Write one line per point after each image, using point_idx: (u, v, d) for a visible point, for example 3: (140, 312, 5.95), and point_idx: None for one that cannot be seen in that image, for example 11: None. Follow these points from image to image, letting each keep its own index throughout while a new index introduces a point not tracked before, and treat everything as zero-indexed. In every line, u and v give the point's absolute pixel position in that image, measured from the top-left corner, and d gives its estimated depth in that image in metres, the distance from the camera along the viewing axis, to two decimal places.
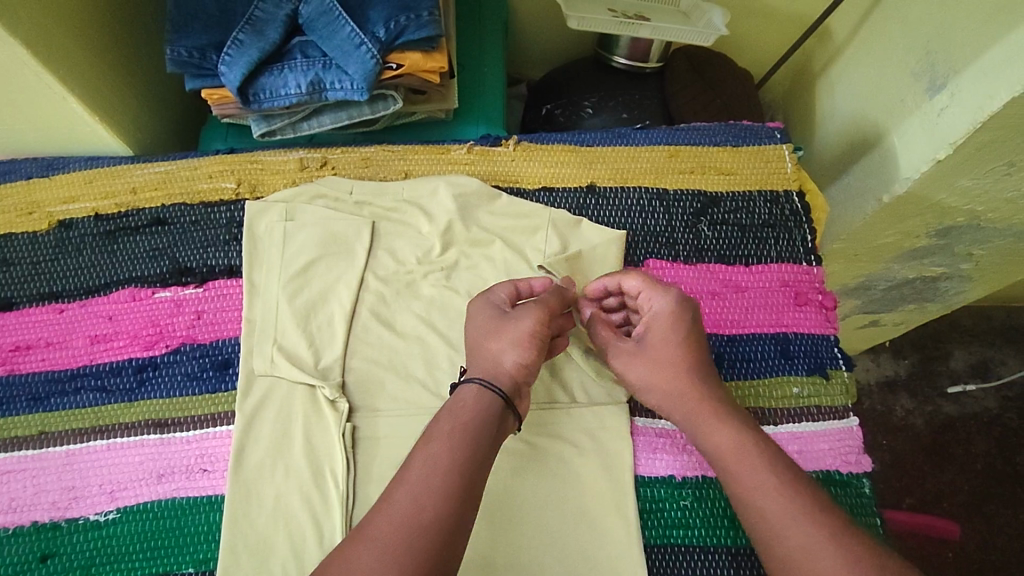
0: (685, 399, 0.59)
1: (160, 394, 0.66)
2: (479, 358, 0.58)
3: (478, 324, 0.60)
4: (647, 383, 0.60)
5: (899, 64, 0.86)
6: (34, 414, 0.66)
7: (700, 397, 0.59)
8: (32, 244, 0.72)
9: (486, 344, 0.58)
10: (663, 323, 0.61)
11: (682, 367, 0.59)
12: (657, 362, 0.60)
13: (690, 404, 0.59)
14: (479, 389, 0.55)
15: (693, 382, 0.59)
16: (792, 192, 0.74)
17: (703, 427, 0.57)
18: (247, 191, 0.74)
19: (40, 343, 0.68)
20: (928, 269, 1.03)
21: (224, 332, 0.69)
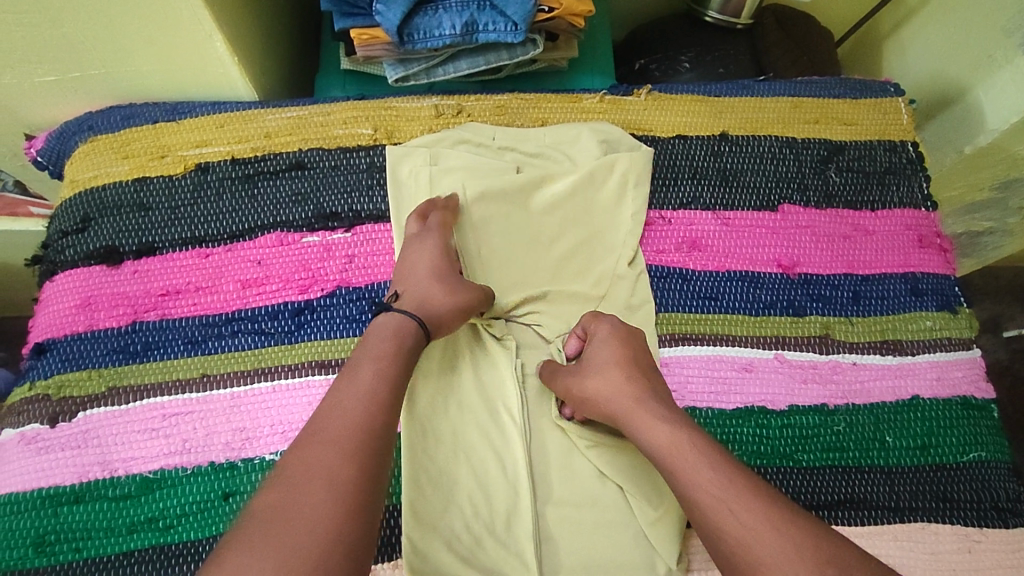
0: (619, 397, 0.58)
1: (320, 336, 0.66)
2: (419, 288, 0.62)
3: (413, 255, 0.65)
4: (591, 395, 0.59)
5: (980, 23, 0.89)
6: (193, 357, 0.65)
7: (637, 392, 0.58)
8: (170, 187, 0.71)
9: (427, 282, 0.63)
10: (603, 341, 0.62)
11: (624, 370, 0.59)
12: (596, 368, 0.60)
13: (627, 399, 0.58)
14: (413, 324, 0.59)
15: (630, 381, 0.59)
16: (908, 142, 0.78)
17: (640, 424, 0.56)
18: (384, 137, 0.74)
19: (188, 288, 0.67)
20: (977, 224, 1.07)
21: (378, 276, 0.69)
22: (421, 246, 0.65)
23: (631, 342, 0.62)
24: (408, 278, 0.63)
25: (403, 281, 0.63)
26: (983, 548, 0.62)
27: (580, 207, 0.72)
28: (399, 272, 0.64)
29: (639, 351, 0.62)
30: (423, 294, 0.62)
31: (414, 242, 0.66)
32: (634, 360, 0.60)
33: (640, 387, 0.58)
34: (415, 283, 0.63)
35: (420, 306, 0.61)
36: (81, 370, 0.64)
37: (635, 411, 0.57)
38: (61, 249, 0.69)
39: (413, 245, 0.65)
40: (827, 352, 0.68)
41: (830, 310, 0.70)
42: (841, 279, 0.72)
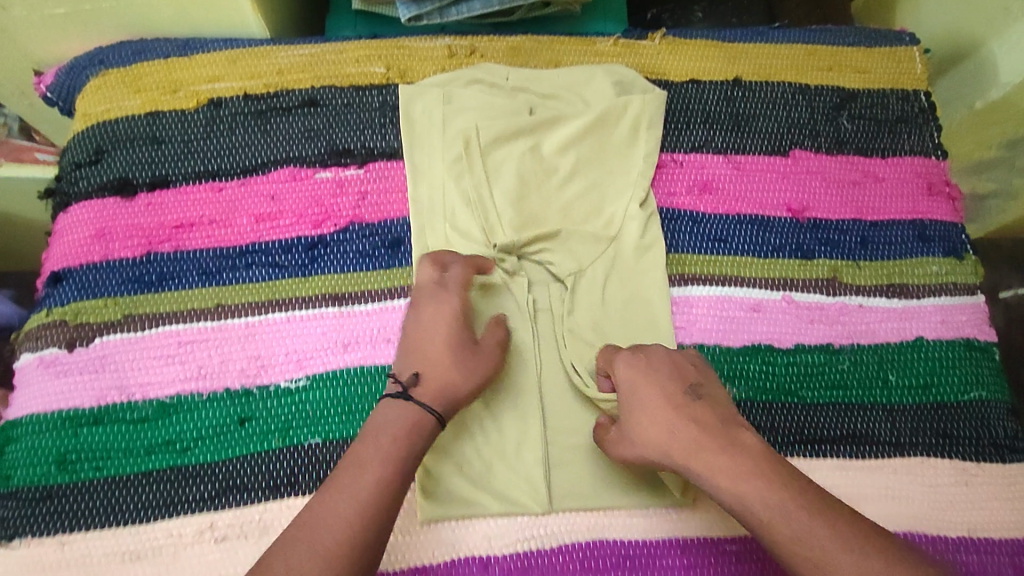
0: (667, 446, 0.54)
1: (334, 269, 0.67)
2: (432, 369, 0.57)
3: (424, 327, 0.59)
4: (645, 445, 0.55)
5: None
6: (207, 288, 0.65)
7: (688, 430, 0.53)
8: (182, 121, 0.71)
9: (437, 368, 0.57)
10: (626, 387, 0.58)
11: (660, 411, 0.55)
12: (641, 416, 0.56)
13: (681, 441, 0.53)
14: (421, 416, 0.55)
15: (677, 419, 0.54)
16: (920, 91, 0.78)
17: (698, 469, 0.52)
18: (397, 76, 0.74)
19: (203, 221, 0.68)
20: (983, 185, 1.00)
21: (390, 212, 0.69)
22: (433, 315, 0.59)
23: (664, 367, 0.57)
24: (416, 355, 0.58)
25: (411, 358, 0.58)
26: (980, 481, 0.64)
27: (594, 148, 0.71)
28: (405, 345, 0.59)
29: (677, 374, 0.56)
30: (438, 379, 0.56)
31: (426, 311, 0.59)
32: (662, 392, 0.55)
33: (691, 421, 0.54)
34: (425, 362, 0.57)
35: (437, 395, 0.56)
36: (96, 298, 0.64)
37: (698, 453, 0.52)
38: (74, 180, 0.69)
39: (425, 314, 0.59)
40: (834, 294, 0.69)
41: (838, 254, 0.71)
42: (849, 224, 0.72)
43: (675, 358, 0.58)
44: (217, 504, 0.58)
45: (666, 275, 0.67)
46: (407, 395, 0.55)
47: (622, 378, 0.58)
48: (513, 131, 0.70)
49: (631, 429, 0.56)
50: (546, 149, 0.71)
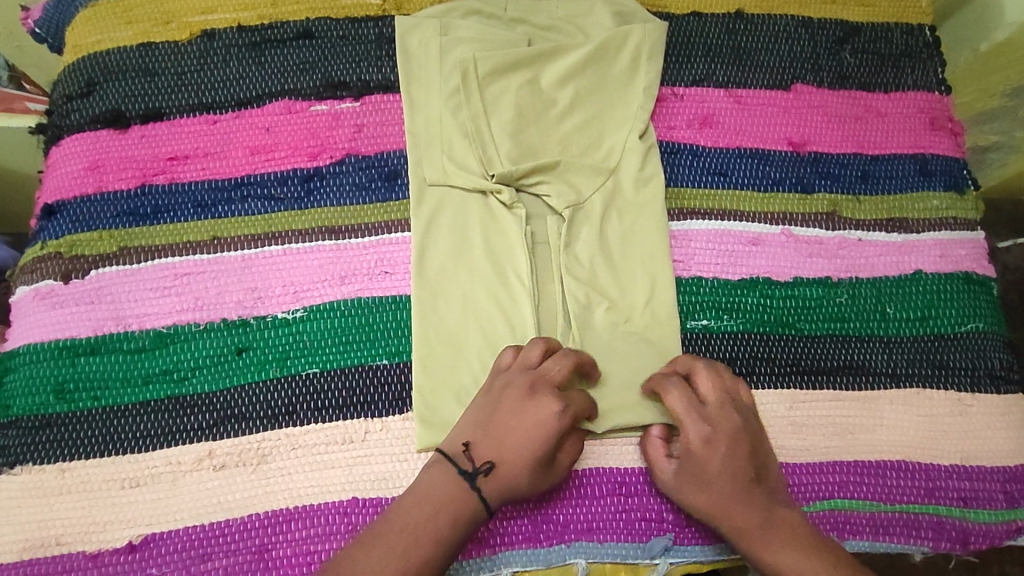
0: (728, 523, 0.55)
1: (331, 202, 0.66)
2: (512, 470, 0.54)
3: (515, 416, 0.55)
4: (690, 504, 0.56)
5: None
6: (203, 220, 0.65)
7: (745, 512, 0.55)
8: (175, 53, 0.69)
9: (516, 472, 0.54)
10: (694, 460, 0.56)
11: (732, 494, 0.55)
12: (702, 491, 0.55)
13: (735, 523, 0.55)
14: (477, 510, 0.53)
15: (737, 501, 0.55)
16: (925, 26, 0.77)
17: (753, 547, 0.55)
18: (393, 8, 0.72)
19: (197, 153, 0.67)
20: (983, 138, 1.02)
21: (387, 145, 0.68)
22: (532, 413, 0.55)
23: (737, 450, 0.55)
24: (499, 443, 0.54)
25: (494, 441, 0.55)
26: (975, 411, 0.64)
27: (594, 81, 0.70)
28: (490, 425, 0.55)
29: (746, 456, 0.55)
30: (513, 482, 0.54)
31: (522, 404, 0.55)
32: (735, 479, 0.55)
33: (749, 506, 0.55)
34: (507, 455, 0.54)
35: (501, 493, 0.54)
36: (92, 231, 0.64)
37: (749, 534, 0.55)
38: (66, 113, 0.68)
39: (525, 406, 0.55)
40: (834, 228, 0.69)
41: (839, 188, 0.70)
42: (850, 158, 0.72)
43: (750, 438, 0.56)
44: (217, 433, 0.59)
45: (665, 209, 0.67)
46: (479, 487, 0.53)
47: (695, 451, 0.56)
48: (512, 62, 0.69)
49: (689, 499, 0.56)
50: (546, 82, 0.70)
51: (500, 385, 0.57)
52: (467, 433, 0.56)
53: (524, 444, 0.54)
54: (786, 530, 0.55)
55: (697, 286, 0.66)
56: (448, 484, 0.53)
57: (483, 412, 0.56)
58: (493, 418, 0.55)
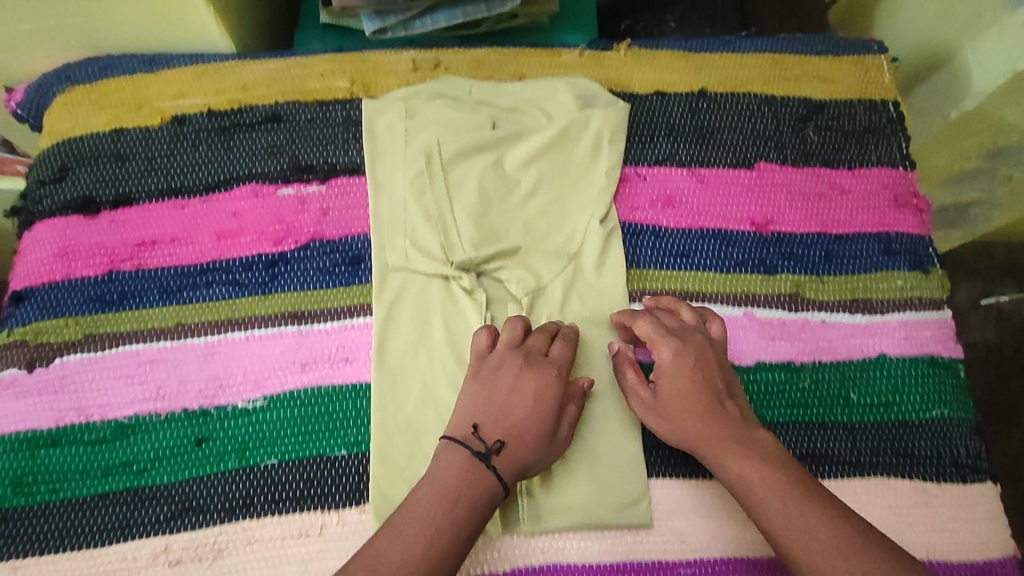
0: (706, 433, 0.58)
1: (294, 287, 0.67)
2: (520, 445, 0.56)
3: (514, 388, 0.59)
4: (671, 427, 0.59)
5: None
6: (168, 307, 0.66)
7: (719, 426, 0.58)
8: (146, 138, 0.70)
9: (523, 447, 0.57)
10: (670, 373, 0.60)
11: (704, 404, 0.58)
12: (681, 408, 0.59)
13: (713, 438, 0.57)
14: (495, 486, 0.54)
15: (706, 414, 0.58)
16: (889, 101, 0.77)
17: (726, 460, 0.57)
18: (361, 91, 0.74)
19: (164, 239, 0.68)
20: (965, 194, 1.01)
21: (352, 229, 0.69)
22: (530, 387, 0.59)
23: (705, 369, 0.60)
24: (501, 417, 0.57)
25: (496, 417, 0.57)
26: (940, 502, 0.63)
27: (557, 164, 0.71)
28: (490, 404, 0.58)
29: (714, 372, 0.60)
30: (522, 455, 0.56)
31: (519, 375, 0.59)
32: (704, 385, 0.59)
33: (726, 418, 0.58)
34: (511, 427, 0.57)
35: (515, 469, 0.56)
36: (58, 317, 0.65)
37: (717, 445, 0.57)
38: (37, 198, 0.69)
39: (522, 377, 0.59)
40: (797, 310, 0.69)
41: (802, 268, 0.71)
42: (814, 238, 0.72)
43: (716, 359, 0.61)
44: (174, 526, 0.59)
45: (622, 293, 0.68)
46: (494, 462, 0.55)
47: (666, 364, 0.60)
48: (476, 144, 0.70)
49: (666, 408, 0.60)
50: (510, 165, 0.71)
51: (491, 364, 0.60)
52: (471, 415, 0.58)
53: (525, 414, 0.58)
54: (768, 453, 0.57)
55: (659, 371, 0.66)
56: (461, 464, 0.54)
57: (480, 394, 0.58)
58: (493, 397, 0.58)
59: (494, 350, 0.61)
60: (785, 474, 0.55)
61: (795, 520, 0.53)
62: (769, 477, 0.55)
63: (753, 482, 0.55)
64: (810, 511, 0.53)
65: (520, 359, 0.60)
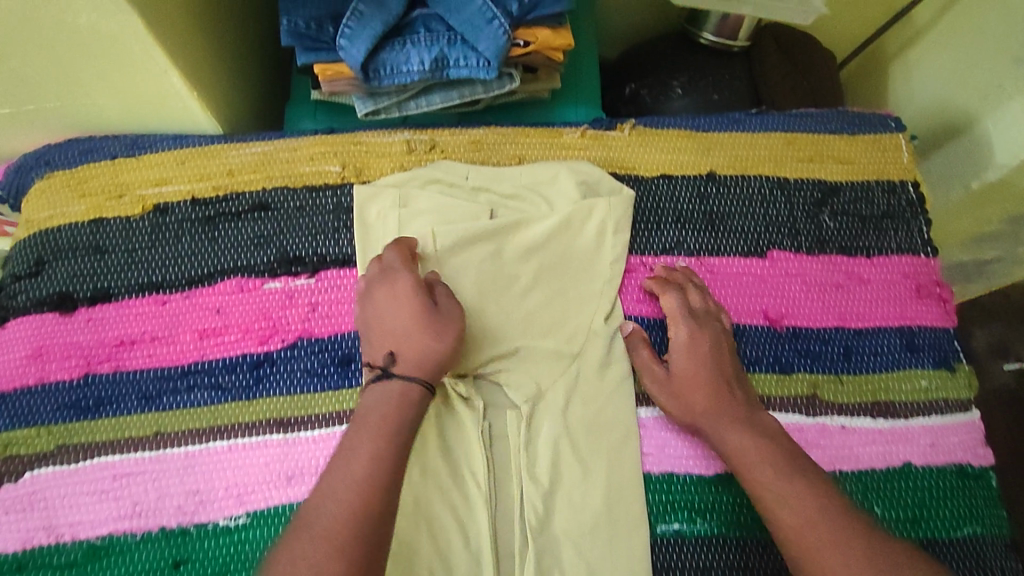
0: (710, 403, 0.60)
1: (281, 391, 0.63)
2: (409, 338, 0.57)
3: (387, 307, 0.59)
4: (680, 400, 0.62)
5: (996, 45, 0.80)
6: (146, 413, 0.62)
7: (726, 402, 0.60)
8: (126, 229, 0.67)
9: (416, 334, 0.57)
10: (684, 346, 0.63)
11: (713, 381, 0.61)
12: (690, 385, 0.61)
13: (713, 404, 0.60)
14: (410, 382, 0.55)
15: (715, 389, 0.61)
16: (908, 182, 0.73)
17: (715, 430, 0.59)
18: (353, 175, 0.70)
19: (145, 338, 0.64)
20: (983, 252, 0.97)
21: (341, 327, 0.65)
22: (406, 282, 0.59)
23: (717, 350, 0.63)
24: (395, 334, 0.57)
25: (389, 337, 0.57)
26: None
27: (559, 256, 0.67)
28: (383, 330, 0.58)
29: (726, 356, 0.63)
30: (421, 363, 0.56)
31: (387, 296, 0.59)
32: (717, 363, 0.62)
33: (732, 396, 0.61)
34: (407, 348, 0.56)
35: (415, 365, 0.56)
36: (29, 426, 0.61)
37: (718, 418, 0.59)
38: (13, 295, 0.66)
39: (387, 297, 0.59)
40: (814, 414, 0.65)
41: (819, 367, 0.67)
42: (832, 332, 0.68)
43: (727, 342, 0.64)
44: None
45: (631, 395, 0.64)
46: (396, 375, 0.55)
47: (682, 341, 0.63)
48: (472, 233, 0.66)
49: (678, 383, 0.62)
50: (510, 256, 0.67)
51: (370, 287, 0.61)
52: (369, 352, 0.58)
53: (415, 309, 0.58)
54: (760, 428, 0.58)
55: (668, 483, 0.63)
56: (378, 392, 0.55)
57: (380, 305, 0.59)
58: (386, 309, 0.59)
59: (398, 267, 0.61)
60: (779, 450, 0.56)
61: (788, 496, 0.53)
62: (764, 453, 0.56)
63: (747, 453, 0.56)
64: (805, 492, 0.52)
65: (410, 277, 0.60)
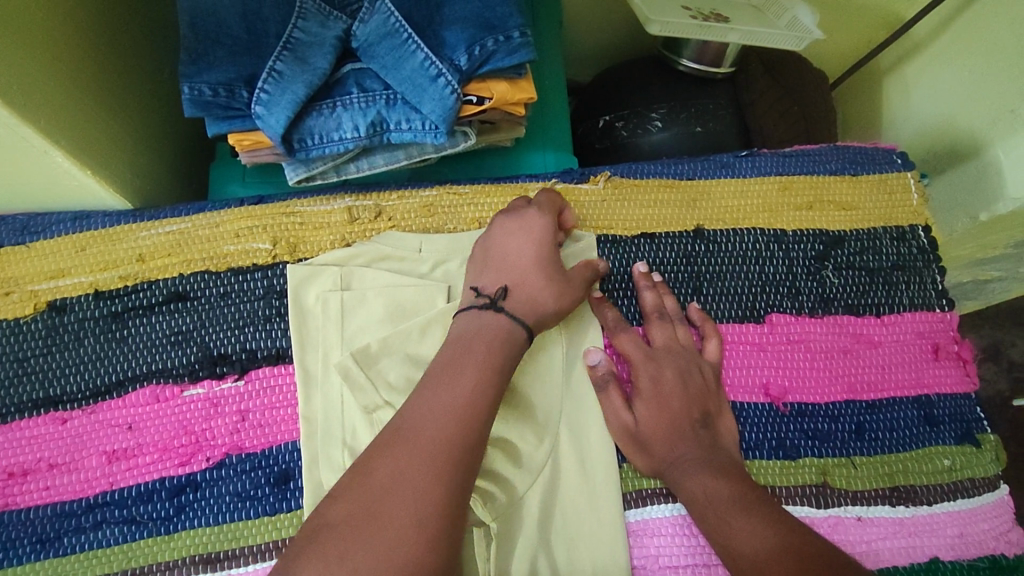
0: (677, 454, 0.54)
1: (206, 522, 0.53)
2: (527, 285, 0.54)
3: (518, 241, 0.56)
4: (651, 456, 0.55)
5: (989, 59, 0.73)
6: (44, 561, 0.52)
7: (695, 450, 0.54)
8: (15, 335, 0.57)
9: (533, 276, 0.55)
10: (651, 395, 0.56)
11: (682, 429, 0.55)
12: (660, 435, 0.55)
13: (680, 453, 0.54)
14: (514, 328, 0.52)
15: (682, 438, 0.55)
16: (918, 227, 0.66)
17: (675, 471, 0.54)
18: (286, 252, 0.60)
19: (41, 466, 0.54)
20: (982, 273, 0.89)
21: (276, 437, 0.55)
22: (545, 224, 0.57)
23: (685, 394, 0.56)
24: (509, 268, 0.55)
25: (506, 270, 0.55)
26: None
27: None
28: (495, 259, 0.56)
29: (695, 393, 0.56)
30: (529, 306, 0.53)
31: (523, 231, 0.57)
32: (685, 412, 0.56)
33: (697, 443, 0.54)
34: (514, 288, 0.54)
35: (527, 311, 0.53)
36: None
37: (686, 466, 0.53)
38: None
39: (525, 231, 0.57)
40: (827, 506, 0.57)
41: (828, 450, 0.59)
42: (842, 407, 0.60)
43: (702, 379, 0.57)
44: None
45: (610, 488, 0.56)
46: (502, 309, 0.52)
47: (644, 388, 0.56)
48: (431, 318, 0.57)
49: (648, 438, 0.55)
50: None
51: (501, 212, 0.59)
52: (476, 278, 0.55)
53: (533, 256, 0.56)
54: (753, 501, 0.50)
55: None
56: (475, 321, 0.52)
57: (499, 233, 0.57)
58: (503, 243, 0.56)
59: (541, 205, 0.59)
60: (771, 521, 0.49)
61: (762, 557, 0.46)
62: (738, 503, 0.50)
63: (721, 510, 0.50)
64: (782, 547, 0.46)
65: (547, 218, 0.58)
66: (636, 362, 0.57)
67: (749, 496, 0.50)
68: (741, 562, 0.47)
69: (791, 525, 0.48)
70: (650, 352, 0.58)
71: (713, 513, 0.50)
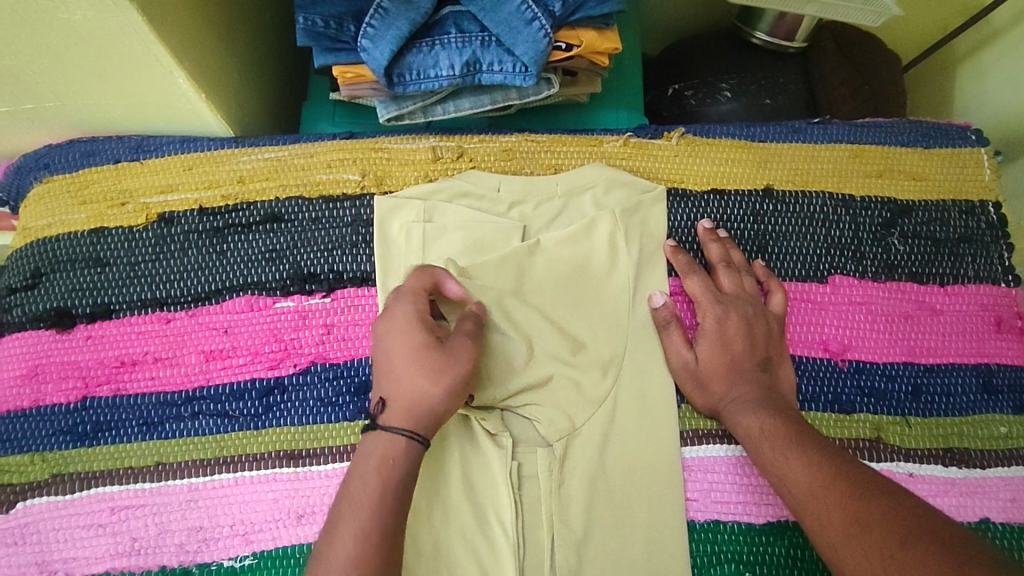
0: (735, 393, 0.57)
1: (290, 421, 0.57)
2: (406, 385, 0.50)
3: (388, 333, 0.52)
4: (710, 395, 0.58)
5: None
6: (147, 441, 0.57)
7: (752, 392, 0.56)
8: (128, 240, 0.62)
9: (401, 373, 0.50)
10: (714, 335, 0.58)
11: (741, 371, 0.57)
12: (718, 375, 0.57)
13: (737, 395, 0.56)
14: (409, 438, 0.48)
15: (742, 380, 0.57)
16: (988, 203, 0.67)
17: (732, 410, 0.56)
18: (373, 184, 0.64)
19: (147, 358, 0.59)
20: None
21: (358, 351, 0.59)
22: (406, 310, 0.52)
23: (748, 336, 0.58)
24: (391, 363, 0.51)
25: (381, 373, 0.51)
26: None
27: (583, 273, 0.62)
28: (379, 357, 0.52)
29: (757, 335, 0.59)
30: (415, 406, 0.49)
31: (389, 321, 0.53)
32: (746, 354, 0.58)
33: (754, 385, 0.57)
34: (406, 378, 0.50)
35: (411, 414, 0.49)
36: (25, 453, 0.58)
37: (745, 406, 0.55)
38: (8, 307, 0.62)
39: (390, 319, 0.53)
40: (879, 459, 0.58)
41: (884, 408, 0.60)
42: (899, 368, 0.61)
43: (766, 324, 0.59)
44: None
45: (670, 424, 0.58)
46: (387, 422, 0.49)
47: (708, 327, 0.59)
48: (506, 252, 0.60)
49: (708, 377, 0.58)
50: (535, 274, 0.61)
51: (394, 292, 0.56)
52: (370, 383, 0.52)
53: (426, 338, 0.51)
54: (807, 439, 0.52)
55: (715, 532, 0.56)
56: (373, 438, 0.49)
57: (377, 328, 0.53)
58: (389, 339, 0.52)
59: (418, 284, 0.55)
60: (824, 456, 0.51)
61: (817, 485, 0.48)
62: (792, 440, 0.52)
63: (776, 445, 0.52)
64: (835, 478, 0.48)
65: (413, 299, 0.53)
66: (703, 304, 0.60)
67: (804, 434, 0.52)
68: (795, 491, 0.49)
69: (846, 460, 0.50)
70: (716, 295, 0.60)
71: (767, 448, 0.53)
